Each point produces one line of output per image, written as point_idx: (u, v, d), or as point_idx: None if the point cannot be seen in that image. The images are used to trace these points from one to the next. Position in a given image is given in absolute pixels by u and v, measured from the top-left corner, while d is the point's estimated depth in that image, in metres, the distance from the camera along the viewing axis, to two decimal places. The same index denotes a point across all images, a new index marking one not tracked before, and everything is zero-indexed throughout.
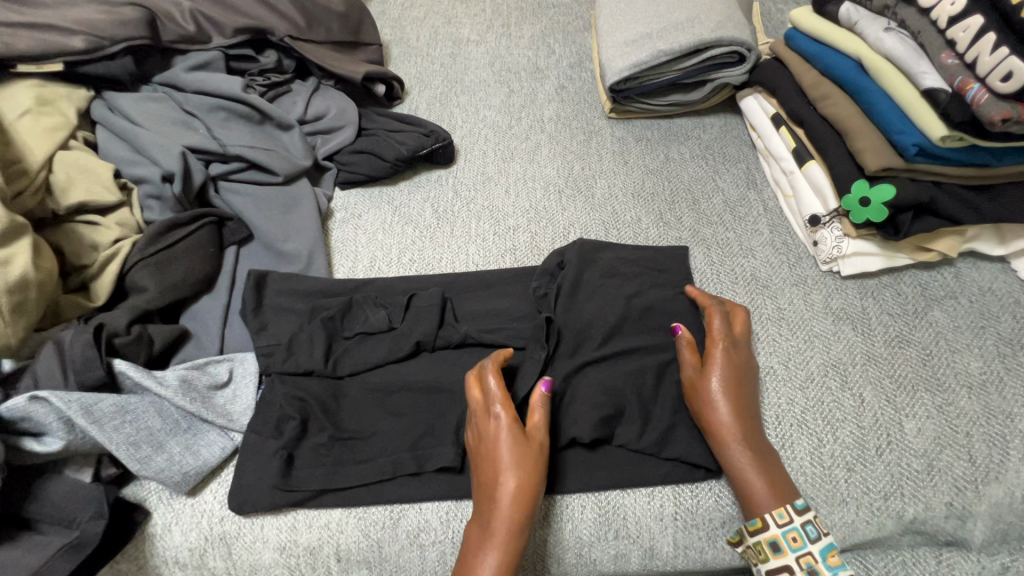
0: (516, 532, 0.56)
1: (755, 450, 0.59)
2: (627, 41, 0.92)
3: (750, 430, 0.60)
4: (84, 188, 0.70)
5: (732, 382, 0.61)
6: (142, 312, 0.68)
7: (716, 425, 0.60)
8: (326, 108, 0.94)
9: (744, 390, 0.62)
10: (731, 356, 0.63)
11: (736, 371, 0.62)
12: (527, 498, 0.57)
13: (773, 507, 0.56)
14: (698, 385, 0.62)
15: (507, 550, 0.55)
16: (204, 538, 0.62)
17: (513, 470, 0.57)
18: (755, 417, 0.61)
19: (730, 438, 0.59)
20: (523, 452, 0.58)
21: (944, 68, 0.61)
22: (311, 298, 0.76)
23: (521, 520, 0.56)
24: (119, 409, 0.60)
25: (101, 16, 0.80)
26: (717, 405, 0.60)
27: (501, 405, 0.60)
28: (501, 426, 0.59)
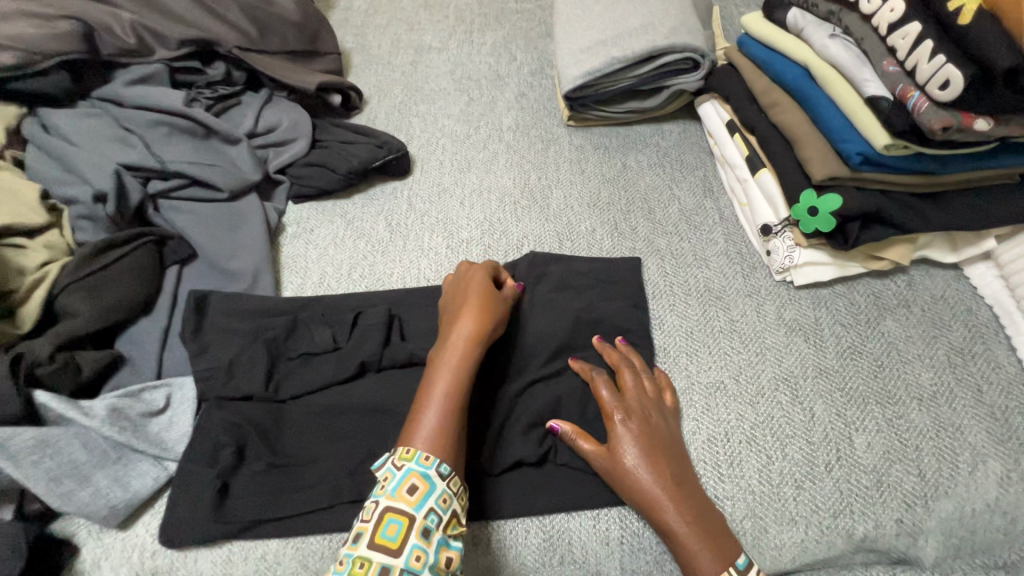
0: (473, 361, 0.59)
1: (693, 513, 0.53)
2: (581, 49, 0.90)
3: (682, 492, 0.54)
4: (9, 211, 0.68)
5: (644, 453, 0.56)
6: (70, 338, 0.65)
7: (644, 503, 0.54)
8: (277, 119, 0.91)
9: (665, 452, 0.57)
10: (632, 427, 0.58)
11: (645, 434, 0.57)
12: (485, 319, 0.62)
13: (720, 572, 0.49)
14: (613, 469, 0.56)
15: (464, 367, 0.58)
16: (134, 574, 0.60)
17: (474, 305, 0.63)
18: (687, 481, 0.56)
19: (662, 511, 0.53)
20: (484, 292, 0.64)
21: (887, 76, 0.61)
22: (253, 319, 0.73)
23: (479, 342, 0.60)
24: (38, 443, 0.58)
25: (32, 31, 0.77)
26: (639, 483, 0.55)
27: (470, 270, 0.67)
28: (468, 280, 0.66)
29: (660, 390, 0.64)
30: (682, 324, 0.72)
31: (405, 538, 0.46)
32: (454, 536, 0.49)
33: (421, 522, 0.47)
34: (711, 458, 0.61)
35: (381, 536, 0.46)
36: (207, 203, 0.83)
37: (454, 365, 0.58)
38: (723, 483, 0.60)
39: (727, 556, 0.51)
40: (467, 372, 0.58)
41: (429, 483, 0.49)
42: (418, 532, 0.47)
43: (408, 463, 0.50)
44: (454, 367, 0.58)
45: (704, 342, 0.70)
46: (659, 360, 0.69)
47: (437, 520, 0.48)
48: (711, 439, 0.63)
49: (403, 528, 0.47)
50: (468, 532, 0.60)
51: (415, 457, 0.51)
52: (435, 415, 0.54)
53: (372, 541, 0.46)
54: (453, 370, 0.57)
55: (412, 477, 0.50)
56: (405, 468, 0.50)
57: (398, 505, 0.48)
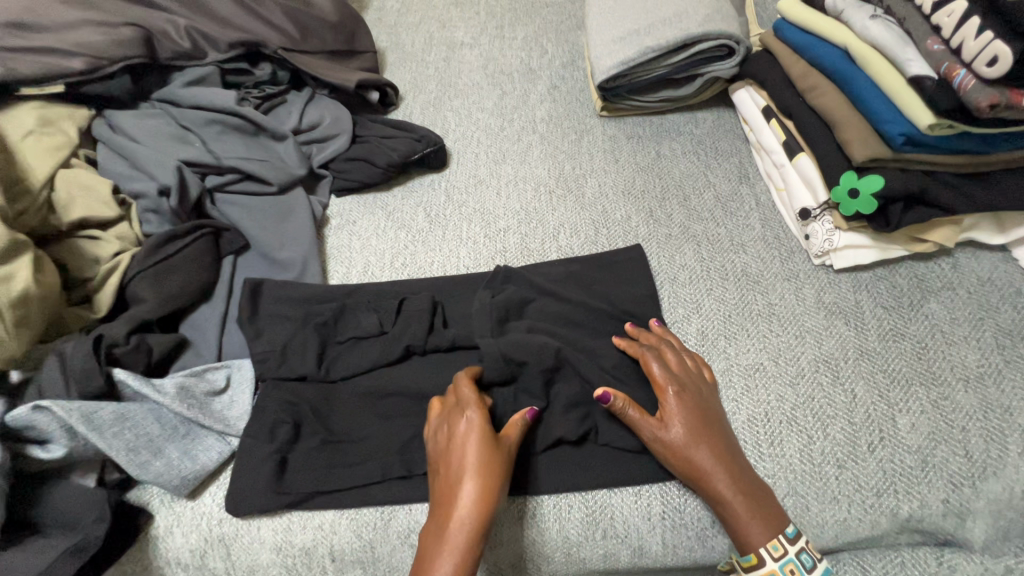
0: (476, 537, 0.53)
1: (743, 484, 0.56)
2: (614, 39, 0.91)
3: (733, 465, 0.57)
4: (84, 205, 0.74)
5: (695, 426, 0.58)
6: (141, 322, 0.70)
7: (695, 470, 0.56)
8: (320, 117, 0.95)
9: (714, 427, 0.59)
10: (685, 401, 0.60)
11: (696, 409, 0.60)
12: (489, 472, 0.56)
13: (767, 539, 0.53)
14: (664, 440, 0.58)
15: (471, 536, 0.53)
16: (203, 540, 0.64)
17: (477, 475, 0.55)
18: (736, 453, 0.58)
19: (714, 480, 0.56)
20: (488, 453, 0.57)
21: (931, 54, 0.60)
22: (305, 305, 0.77)
23: (483, 496, 0.55)
24: (118, 417, 0.63)
25: (100, 37, 0.83)
26: (692, 457, 0.57)
27: (476, 415, 0.59)
28: (469, 430, 0.58)
29: (700, 367, 0.66)
30: (719, 309, 0.72)
31: None
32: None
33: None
34: (752, 438, 0.62)
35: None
36: (259, 197, 0.87)
37: (452, 563, 0.52)
38: (764, 462, 0.61)
39: (776, 525, 0.54)
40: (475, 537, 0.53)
41: None
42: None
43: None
44: (453, 556, 0.52)
45: (743, 325, 0.71)
46: (697, 343, 0.70)
47: None
48: (751, 419, 0.63)
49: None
50: (513, 505, 0.62)
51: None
52: None
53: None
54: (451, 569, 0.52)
55: None
56: None
57: None
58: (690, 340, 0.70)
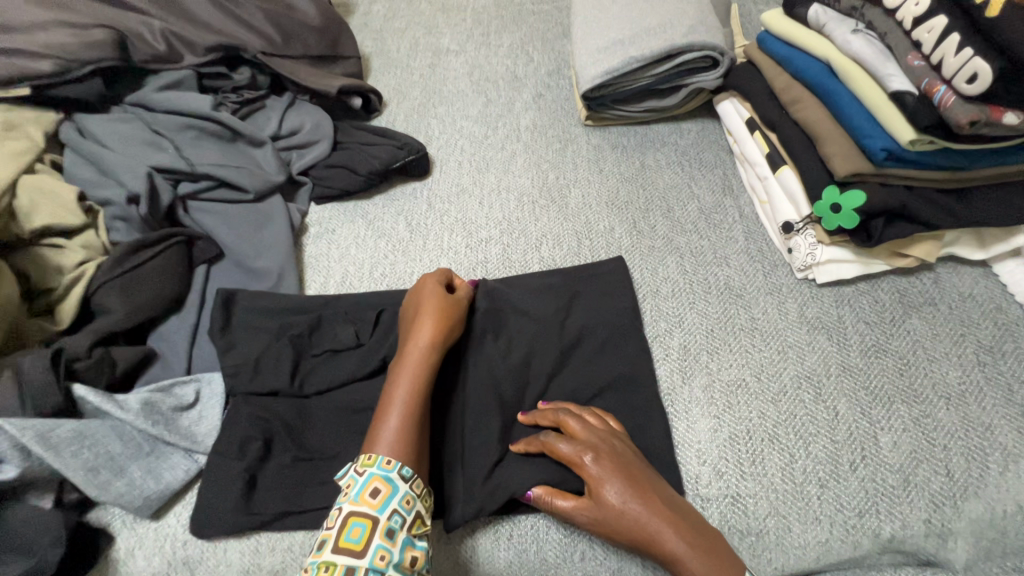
0: (418, 398, 0.58)
1: (692, 534, 0.50)
2: (599, 48, 0.90)
3: (675, 515, 0.51)
4: (48, 212, 0.70)
5: (626, 487, 0.53)
6: (105, 335, 0.68)
7: (641, 539, 0.51)
8: (300, 122, 0.93)
9: (647, 483, 0.54)
10: (605, 463, 0.55)
11: (619, 469, 0.54)
12: (444, 332, 0.63)
13: None
14: (601, 517, 0.53)
15: (420, 388, 0.59)
16: (166, 563, 0.62)
17: (422, 348, 0.62)
18: (677, 502, 0.54)
19: (667, 547, 0.50)
20: (433, 331, 0.63)
21: (912, 70, 0.60)
22: (280, 316, 0.75)
23: (435, 353, 0.61)
24: (77, 435, 0.60)
25: (69, 39, 0.81)
26: (633, 522, 0.51)
27: (428, 301, 0.66)
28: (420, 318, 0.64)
29: (603, 418, 0.61)
30: (701, 323, 0.71)
31: (368, 540, 0.48)
32: (418, 535, 0.51)
33: (385, 523, 0.49)
34: (733, 457, 0.61)
35: (344, 540, 0.47)
36: (234, 205, 0.85)
37: (400, 412, 0.57)
38: (746, 481, 0.60)
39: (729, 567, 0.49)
40: (425, 388, 0.59)
41: (392, 485, 0.51)
42: (382, 533, 0.48)
43: (370, 469, 0.52)
44: (400, 410, 0.57)
45: (725, 340, 0.70)
46: (680, 358, 0.69)
47: (401, 521, 0.50)
48: (733, 436, 0.62)
49: (366, 530, 0.48)
50: (490, 525, 0.61)
51: (376, 463, 0.52)
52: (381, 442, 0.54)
53: (336, 545, 0.47)
54: (400, 412, 0.57)
55: (374, 481, 0.51)
56: (367, 474, 0.51)
57: (360, 509, 0.49)
58: (672, 354, 0.69)
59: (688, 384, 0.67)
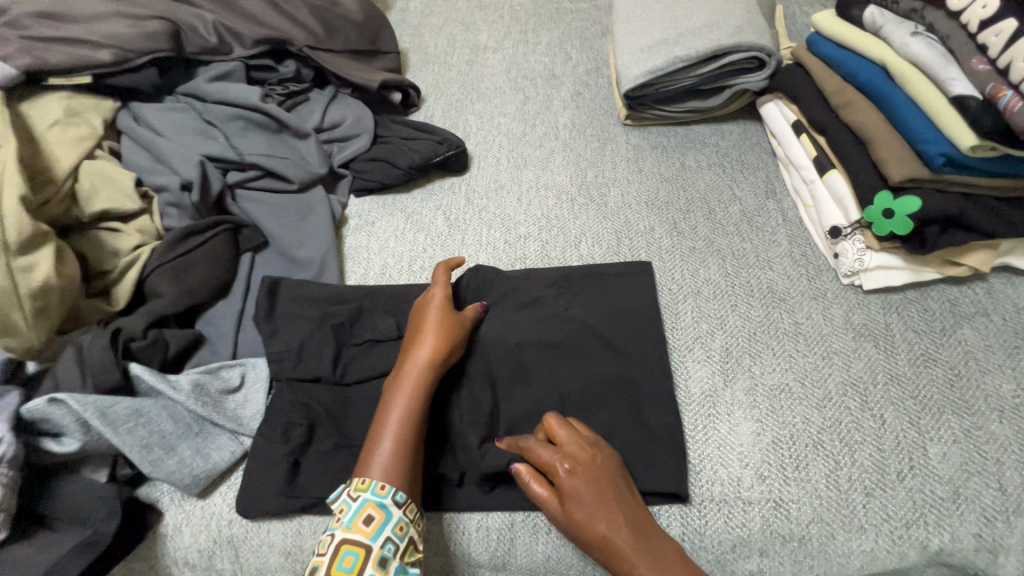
0: (415, 418, 0.59)
1: (655, 560, 0.51)
2: (643, 47, 0.90)
3: (642, 537, 0.52)
4: (107, 197, 0.73)
5: (594, 502, 0.54)
6: (158, 317, 0.70)
7: (604, 554, 0.52)
8: (342, 115, 0.95)
9: (617, 496, 0.55)
10: (579, 478, 0.55)
11: (591, 483, 0.55)
12: (443, 352, 0.63)
13: None
14: (566, 522, 0.54)
15: (414, 412, 0.59)
16: (212, 541, 0.64)
17: (421, 364, 0.62)
18: (647, 524, 0.54)
19: (626, 562, 0.51)
20: (433, 348, 0.63)
21: (975, 74, 0.60)
22: (322, 305, 0.76)
23: (433, 372, 0.62)
24: (132, 412, 0.62)
25: (129, 30, 0.83)
26: (596, 537, 0.52)
27: (437, 314, 0.66)
28: (423, 335, 0.64)
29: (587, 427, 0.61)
30: (743, 326, 0.71)
31: (361, 569, 0.48)
32: (411, 562, 0.51)
33: (378, 552, 0.49)
34: (776, 461, 0.61)
35: (337, 569, 0.48)
36: (279, 195, 0.87)
37: (393, 433, 0.57)
38: (789, 486, 0.59)
39: None
40: (420, 414, 0.59)
41: (385, 512, 0.52)
42: (375, 562, 0.49)
43: (363, 495, 0.53)
44: (394, 431, 0.57)
45: (767, 343, 0.69)
46: (721, 360, 0.68)
47: (394, 548, 0.50)
48: (776, 441, 0.62)
49: (359, 559, 0.48)
50: (527, 519, 0.61)
51: (370, 488, 0.53)
52: (379, 465, 0.55)
53: (328, 574, 0.48)
54: (394, 432, 0.57)
55: (367, 507, 0.52)
56: (360, 499, 0.52)
57: (354, 536, 0.50)
58: (713, 357, 0.69)
59: (729, 387, 0.66)
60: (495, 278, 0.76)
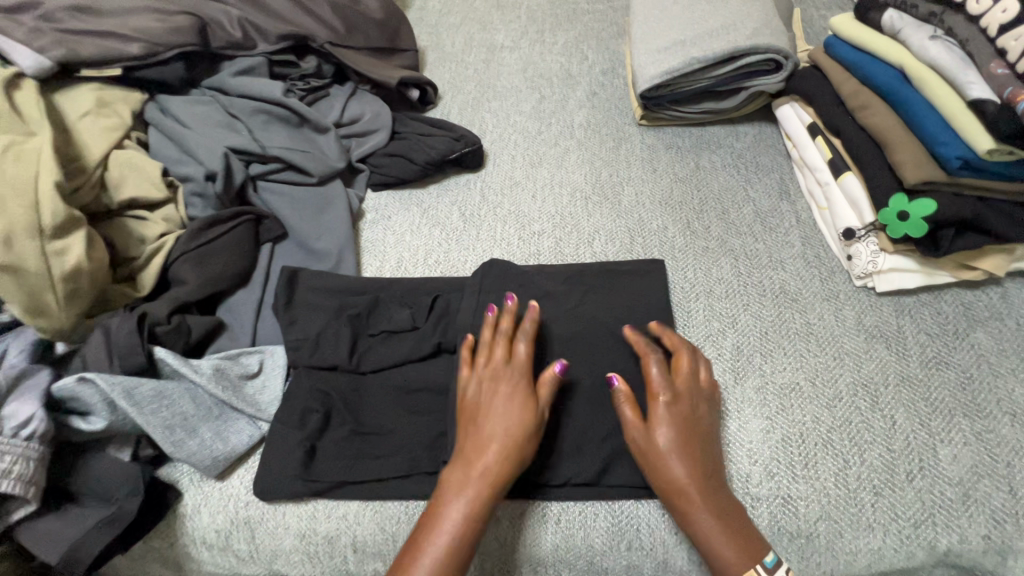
0: (473, 532, 0.55)
1: (721, 510, 0.55)
2: (660, 48, 0.91)
3: (709, 488, 0.56)
4: (135, 185, 0.75)
5: (677, 441, 0.57)
6: (182, 303, 0.72)
7: (670, 491, 0.56)
8: (361, 111, 0.97)
9: (701, 442, 0.58)
10: (675, 412, 0.59)
11: (686, 421, 0.58)
12: (510, 474, 0.58)
13: (742, 569, 0.52)
14: (644, 448, 0.58)
15: (469, 526, 0.55)
16: (229, 522, 0.65)
17: (488, 474, 0.57)
18: (718, 476, 0.57)
19: (691, 505, 0.55)
20: (501, 454, 0.58)
21: (994, 78, 0.61)
22: (339, 296, 0.78)
23: (498, 490, 0.57)
24: (157, 394, 0.64)
25: (158, 24, 0.85)
26: (670, 468, 0.56)
27: (515, 418, 0.60)
28: (499, 435, 0.59)
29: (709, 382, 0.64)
30: (755, 325, 0.71)
31: None
32: None
33: None
34: (785, 458, 0.61)
35: None
36: (299, 188, 0.89)
37: (444, 543, 0.54)
38: (798, 484, 0.60)
39: (752, 553, 0.53)
40: (474, 524, 0.56)
41: None
42: None
43: None
44: (444, 540, 0.55)
45: (779, 342, 0.70)
46: (732, 358, 0.69)
47: None
48: (786, 439, 0.62)
49: None
50: (539, 510, 0.62)
51: None
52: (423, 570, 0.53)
53: None
54: (445, 542, 0.54)
55: None
56: None
57: None
58: (724, 355, 0.69)
59: (739, 385, 0.67)
60: (509, 274, 0.77)
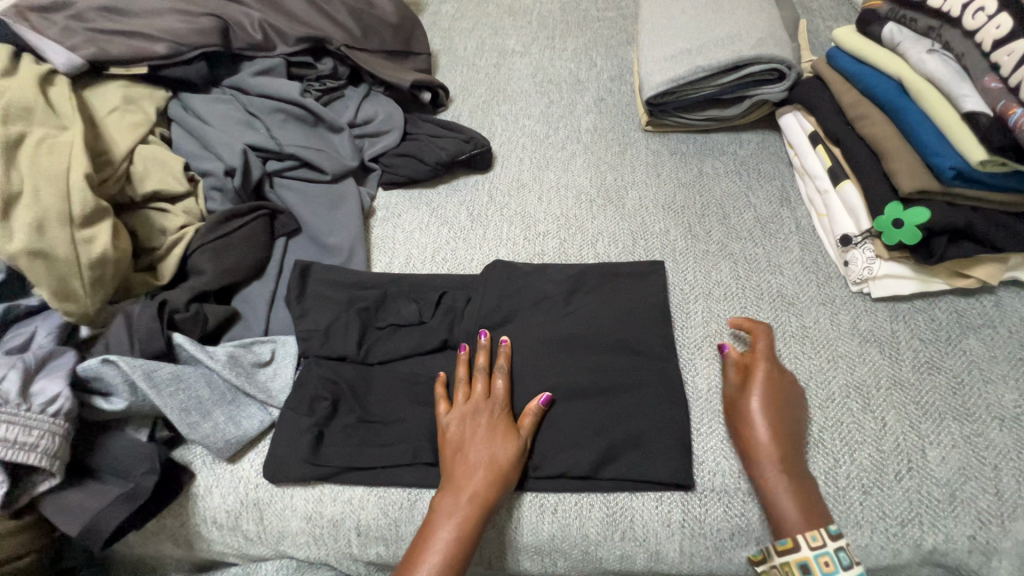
0: (461, 559, 0.58)
1: (794, 474, 0.59)
2: (666, 56, 0.93)
3: (789, 454, 0.60)
4: (157, 179, 0.79)
5: (768, 407, 0.62)
6: (200, 292, 0.75)
7: (750, 449, 0.61)
8: (374, 113, 1.00)
9: (791, 415, 0.63)
10: (770, 382, 0.64)
11: (777, 393, 0.63)
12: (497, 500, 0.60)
13: (806, 530, 0.56)
14: (736, 408, 0.64)
15: (457, 555, 0.58)
16: (239, 502, 0.68)
17: (473, 500, 0.60)
18: (799, 447, 0.62)
19: (767, 464, 0.60)
20: (487, 481, 0.61)
21: (987, 92, 0.62)
22: (349, 289, 0.81)
23: (485, 516, 0.59)
24: (174, 377, 0.67)
25: (183, 25, 0.89)
26: (755, 428, 0.62)
27: (495, 445, 0.63)
28: (483, 462, 0.61)
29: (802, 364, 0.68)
30: None
31: None
32: None
33: None
34: None
35: None
36: (313, 185, 0.92)
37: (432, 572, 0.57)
38: None
39: (815, 520, 0.57)
40: (462, 549, 0.58)
41: None
42: None
43: None
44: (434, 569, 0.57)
45: (774, 344, 0.71)
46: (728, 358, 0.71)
47: None
48: None
49: None
50: (538, 500, 0.64)
51: None
52: None
53: None
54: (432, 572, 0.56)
55: None
56: None
57: None
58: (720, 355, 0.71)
59: None
60: (514, 272, 0.79)
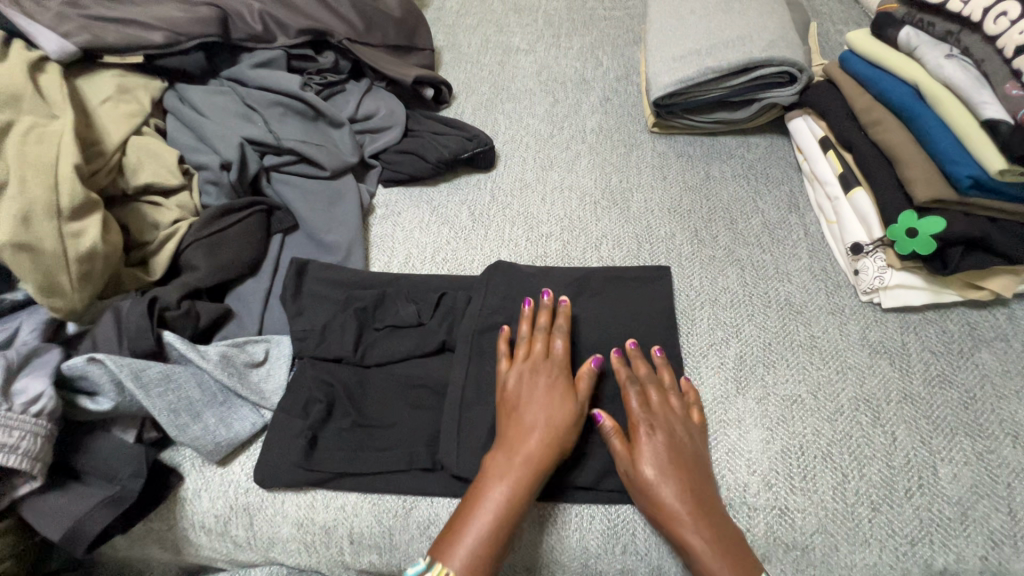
0: (513, 520, 0.56)
1: (714, 535, 0.55)
2: (675, 57, 0.91)
3: (703, 512, 0.56)
4: (151, 172, 0.77)
5: (662, 470, 0.57)
6: (193, 289, 0.73)
7: (661, 517, 0.56)
8: (375, 108, 0.98)
9: (694, 470, 0.59)
10: (654, 441, 0.59)
11: (670, 448, 0.59)
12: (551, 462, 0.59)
13: None
14: (631, 476, 0.59)
15: (512, 514, 0.56)
16: (229, 507, 0.66)
17: (533, 458, 0.58)
18: (715, 502, 0.57)
19: (684, 530, 0.55)
20: (544, 441, 0.59)
21: (1008, 99, 0.60)
22: (346, 288, 0.78)
23: (543, 476, 0.58)
24: (163, 377, 0.65)
25: (181, 14, 0.87)
26: (662, 496, 0.56)
27: (552, 404, 0.62)
28: (542, 423, 0.60)
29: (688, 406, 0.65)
30: (759, 335, 0.72)
31: None
32: None
33: None
34: (784, 470, 0.61)
35: None
36: (311, 181, 0.90)
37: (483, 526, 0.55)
38: (795, 495, 0.60)
39: None
40: (517, 509, 0.57)
41: None
42: None
43: None
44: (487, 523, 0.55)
45: (782, 353, 0.70)
46: (735, 367, 0.69)
47: None
48: (786, 450, 0.62)
49: None
50: (538, 511, 0.62)
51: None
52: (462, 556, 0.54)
53: None
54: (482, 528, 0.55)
55: None
56: None
57: None
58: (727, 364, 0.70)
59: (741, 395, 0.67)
60: (516, 274, 0.77)
